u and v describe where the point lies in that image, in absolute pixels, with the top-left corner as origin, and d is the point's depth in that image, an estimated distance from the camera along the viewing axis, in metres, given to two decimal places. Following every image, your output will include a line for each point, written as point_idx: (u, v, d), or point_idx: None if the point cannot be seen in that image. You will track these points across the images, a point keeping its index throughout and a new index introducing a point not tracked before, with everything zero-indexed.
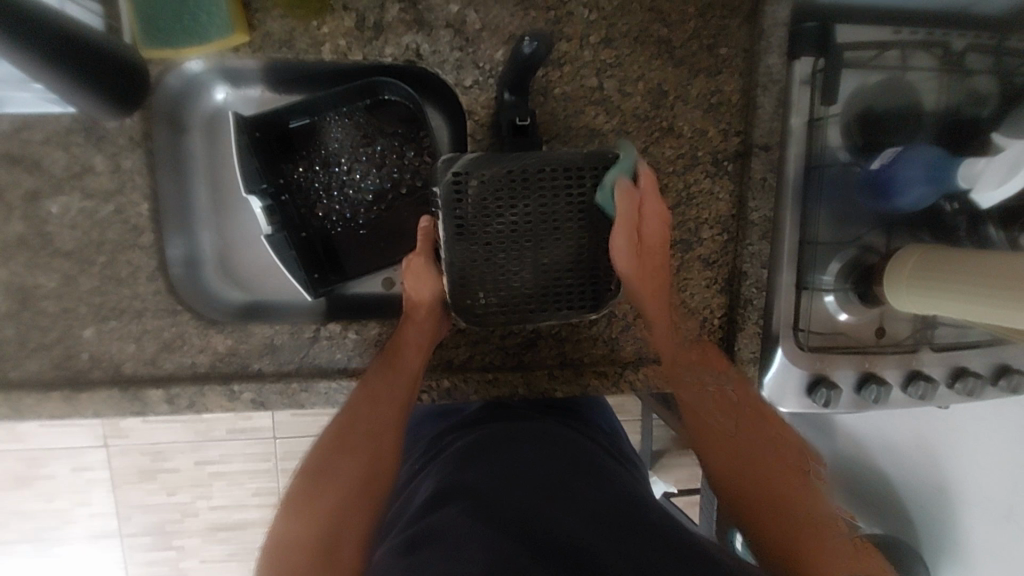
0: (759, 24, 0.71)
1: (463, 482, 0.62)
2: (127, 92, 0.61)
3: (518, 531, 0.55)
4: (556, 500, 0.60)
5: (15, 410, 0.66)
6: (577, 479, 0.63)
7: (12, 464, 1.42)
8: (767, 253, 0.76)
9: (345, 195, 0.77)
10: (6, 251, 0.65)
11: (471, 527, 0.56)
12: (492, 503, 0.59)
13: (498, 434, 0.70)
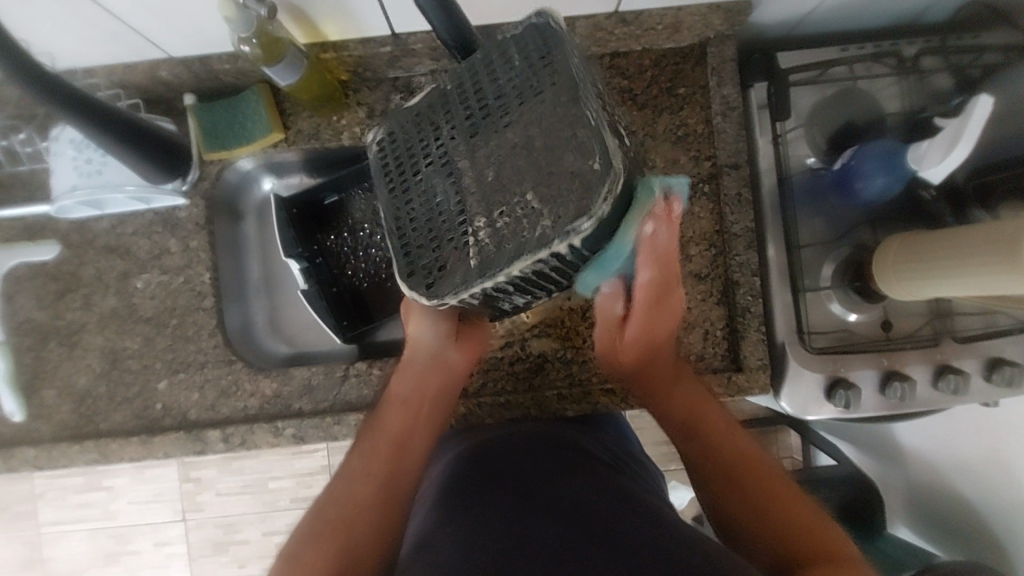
0: (708, 64, 0.80)
1: (456, 495, 0.66)
2: (174, 162, 0.75)
3: (511, 530, 0.58)
4: (538, 508, 0.61)
5: (105, 455, 0.79)
6: (570, 480, 0.66)
7: (103, 542, 1.55)
8: (755, 262, 0.80)
9: (371, 254, 0.89)
10: (102, 321, 0.81)
11: (457, 540, 0.59)
12: (479, 514, 0.62)
13: (491, 441, 0.74)
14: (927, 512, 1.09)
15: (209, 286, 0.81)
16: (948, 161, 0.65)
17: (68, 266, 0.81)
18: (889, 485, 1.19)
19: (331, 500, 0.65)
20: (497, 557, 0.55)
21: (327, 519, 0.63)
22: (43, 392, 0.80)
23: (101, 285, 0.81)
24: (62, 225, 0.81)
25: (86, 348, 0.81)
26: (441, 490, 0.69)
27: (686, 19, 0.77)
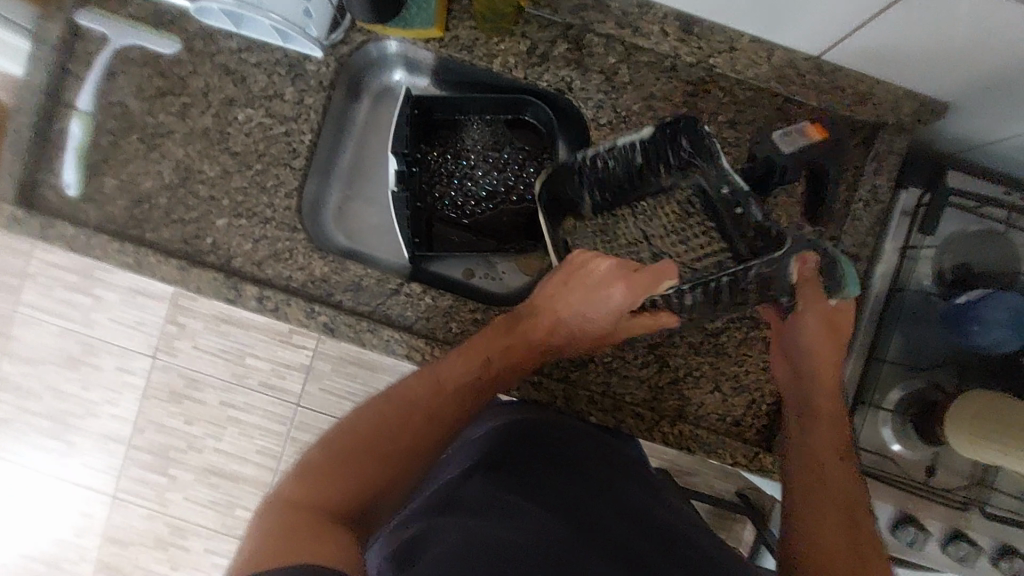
0: (873, 148, 0.77)
1: (510, 457, 0.67)
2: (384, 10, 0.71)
3: (567, 516, 0.59)
4: (597, 497, 0.63)
5: (137, 264, 0.77)
6: (621, 487, 0.67)
7: (72, 344, 1.53)
8: (846, 356, 0.77)
9: (464, 186, 0.86)
10: (189, 137, 0.78)
11: (519, 502, 0.60)
12: (539, 486, 0.63)
13: (538, 421, 0.73)
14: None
15: (305, 148, 0.78)
16: None
17: (180, 69, 0.78)
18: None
19: (374, 422, 0.64)
20: (555, 542, 0.54)
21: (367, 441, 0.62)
22: (104, 178, 0.78)
23: (204, 102, 0.78)
24: (192, 27, 0.78)
25: (163, 155, 0.78)
26: (483, 453, 0.69)
27: (879, 94, 0.74)
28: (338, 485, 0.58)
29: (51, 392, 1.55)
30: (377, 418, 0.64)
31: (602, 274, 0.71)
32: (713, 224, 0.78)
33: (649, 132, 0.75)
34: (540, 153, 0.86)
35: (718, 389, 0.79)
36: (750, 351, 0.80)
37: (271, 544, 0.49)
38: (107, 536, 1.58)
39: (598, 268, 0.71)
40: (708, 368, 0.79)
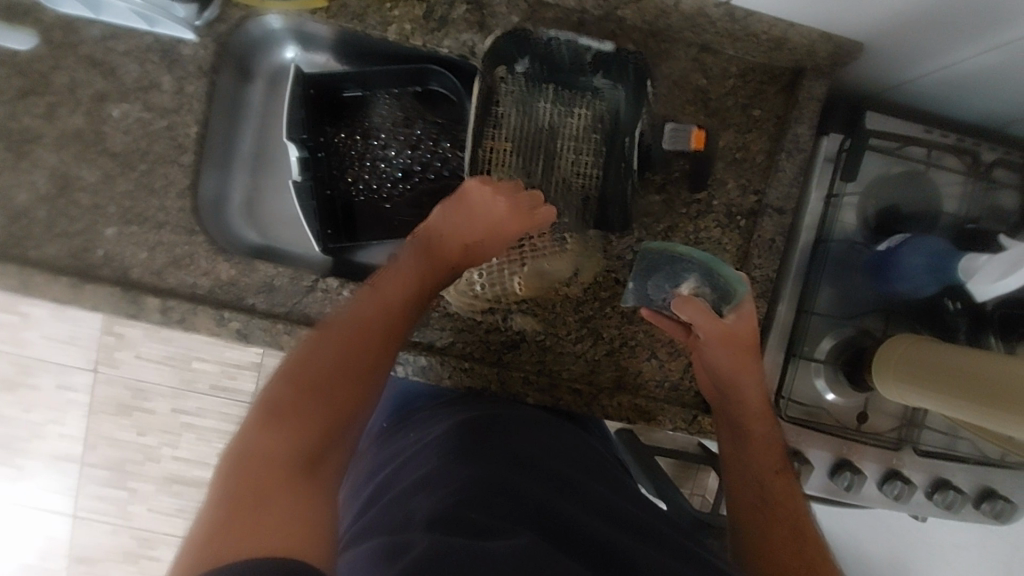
0: (795, 95, 0.75)
1: (470, 460, 0.60)
2: None
3: (539, 516, 0.53)
4: (568, 496, 0.58)
5: (23, 285, 0.71)
6: (588, 484, 0.63)
7: (4, 366, 1.45)
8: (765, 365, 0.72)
9: (377, 168, 0.81)
10: (61, 140, 0.71)
11: (487, 507, 0.53)
12: (509, 486, 0.56)
13: (496, 420, 0.69)
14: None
15: (192, 141, 0.71)
16: (1005, 282, 0.62)
17: (40, 65, 0.70)
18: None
19: (302, 379, 0.54)
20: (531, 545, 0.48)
21: (303, 405, 0.52)
22: None
23: (71, 99, 0.70)
24: (47, 17, 0.70)
25: (35, 163, 0.71)
26: (439, 455, 0.62)
27: (793, 40, 0.70)
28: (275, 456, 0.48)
29: None
30: (318, 360, 0.56)
31: (496, 211, 0.67)
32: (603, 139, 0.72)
33: (609, 50, 0.69)
34: (455, 129, 0.81)
35: (654, 358, 0.78)
36: None
37: (229, 533, 0.41)
38: (75, 557, 1.54)
39: (492, 209, 0.67)
40: (643, 336, 0.78)
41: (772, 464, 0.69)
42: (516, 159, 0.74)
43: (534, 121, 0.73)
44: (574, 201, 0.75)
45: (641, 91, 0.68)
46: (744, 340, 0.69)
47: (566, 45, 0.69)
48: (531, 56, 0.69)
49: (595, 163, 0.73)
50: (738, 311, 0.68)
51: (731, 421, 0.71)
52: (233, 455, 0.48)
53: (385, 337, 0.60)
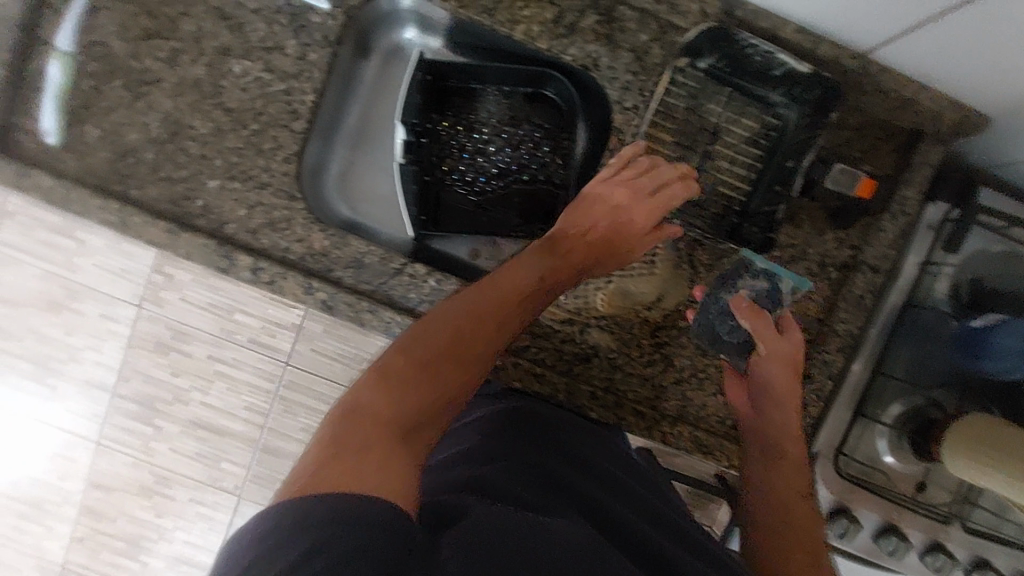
0: (910, 157, 0.74)
1: (519, 440, 0.61)
2: None
3: (584, 506, 0.55)
4: (609, 493, 0.59)
5: (122, 224, 0.71)
6: (626, 482, 0.64)
7: (53, 288, 1.48)
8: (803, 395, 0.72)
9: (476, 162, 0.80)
10: (180, 87, 0.71)
11: (536, 488, 0.54)
12: (555, 474, 0.57)
13: (528, 409, 0.69)
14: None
15: (306, 109, 0.72)
16: None
17: (169, 9, 0.70)
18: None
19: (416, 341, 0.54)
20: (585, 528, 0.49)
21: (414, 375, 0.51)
22: (86, 128, 0.72)
23: (195, 48, 0.71)
24: None
25: (151, 106, 0.72)
26: (485, 432, 0.63)
27: (922, 104, 0.69)
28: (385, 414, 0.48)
29: (32, 335, 1.50)
30: (437, 322, 0.56)
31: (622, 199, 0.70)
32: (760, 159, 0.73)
33: (804, 71, 0.68)
34: (559, 136, 0.80)
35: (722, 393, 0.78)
36: None
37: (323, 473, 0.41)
38: (92, 482, 1.57)
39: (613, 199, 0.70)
40: (713, 371, 0.78)
41: (794, 483, 0.69)
42: (671, 158, 0.74)
43: (698, 124, 0.73)
44: (715, 204, 0.75)
45: (820, 117, 0.69)
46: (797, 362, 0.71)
47: (758, 53, 0.69)
48: (720, 53, 0.69)
49: (745, 176, 0.74)
50: (789, 329, 0.71)
51: (763, 437, 0.71)
52: (339, 412, 0.47)
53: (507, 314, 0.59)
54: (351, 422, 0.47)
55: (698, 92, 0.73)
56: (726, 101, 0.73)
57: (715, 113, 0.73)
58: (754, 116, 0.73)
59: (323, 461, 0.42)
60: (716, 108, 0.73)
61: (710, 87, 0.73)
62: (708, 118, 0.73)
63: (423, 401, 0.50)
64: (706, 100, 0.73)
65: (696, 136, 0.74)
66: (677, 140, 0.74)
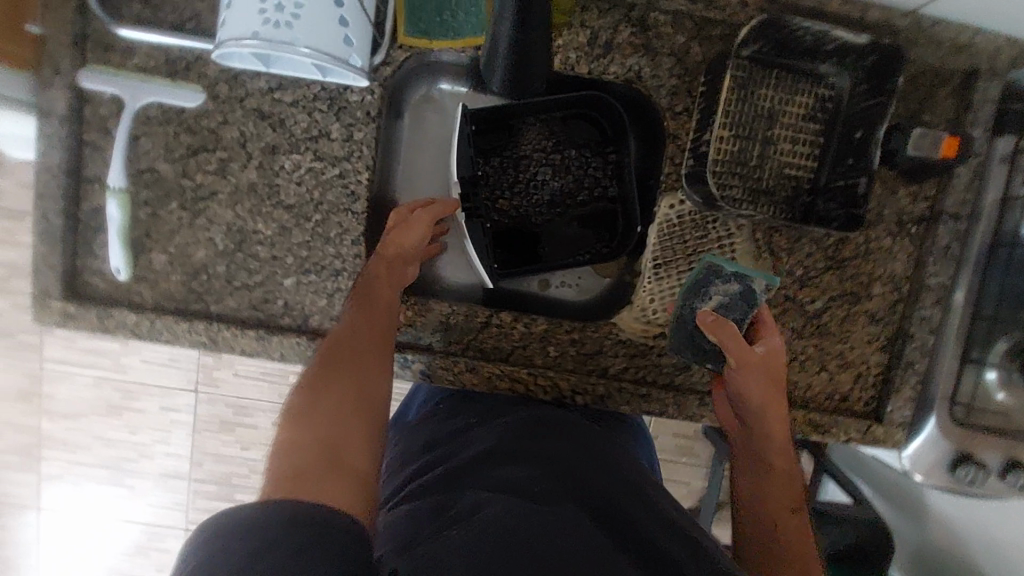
0: (968, 98, 0.73)
1: (536, 444, 0.60)
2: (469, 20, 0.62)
3: (593, 505, 0.53)
4: (633, 494, 0.56)
5: (214, 340, 0.72)
6: (646, 488, 0.58)
7: (108, 392, 1.44)
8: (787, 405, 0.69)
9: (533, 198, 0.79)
10: (236, 196, 0.71)
11: (544, 486, 0.53)
12: (570, 471, 0.56)
13: (542, 414, 0.68)
14: (913, 563, 1.10)
15: (363, 188, 0.71)
16: None
17: (208, 121, 0.70)
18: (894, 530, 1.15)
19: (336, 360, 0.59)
20: (576, 523, 0.49)
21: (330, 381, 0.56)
22: (153, 255, 0.71)
23: (243, 154, 0.70)
24: (211, 71, 0.69)
25: (211, 220, 0.71)
26: (504, 434, 0.63)
27: (978, 44, 0.71)
28: (308, 426, 0.51)
29: (98, 442, 1.47)
30: (351, 341, 0.61)
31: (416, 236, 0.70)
32: (821, 134, 0.72)
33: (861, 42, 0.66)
34: (608, 153, 0.78)
35: (824, 370, 0.78)
36: (854, 327, 0.78)
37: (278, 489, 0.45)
38: None
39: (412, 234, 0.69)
40: (812, 351, 0.78)
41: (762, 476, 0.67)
42: (734, 149, 0.72)
43: (753, 111, 0.71)
44: (785, 187, 0.73)
45: (883, 84, 0.67)
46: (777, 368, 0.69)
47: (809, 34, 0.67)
48: (767, 39, 0.68)
49: (809, 153, 0.72)
50: (765, 338, 0.69)
51: (758, 446, 0.68)
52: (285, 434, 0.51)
53: (377, 330, 0.63)
54: (312, 430, 0.51)
55: (749, 79, 0.71)
56: (778, 83, 0.71)
57: (768, 96, 0.71)
58: (807, 93, 0.72)
59: (285, 458, 0.48)
60: (769, 91, 0.71)
61: (760, 72, 0.71)
62: (763, 102, 0.71)
63: (330, 416, 0.53)
64: (759, 85, 0.71)
65: (756, 121, 0.72)
66: (736, 130, 0.71)
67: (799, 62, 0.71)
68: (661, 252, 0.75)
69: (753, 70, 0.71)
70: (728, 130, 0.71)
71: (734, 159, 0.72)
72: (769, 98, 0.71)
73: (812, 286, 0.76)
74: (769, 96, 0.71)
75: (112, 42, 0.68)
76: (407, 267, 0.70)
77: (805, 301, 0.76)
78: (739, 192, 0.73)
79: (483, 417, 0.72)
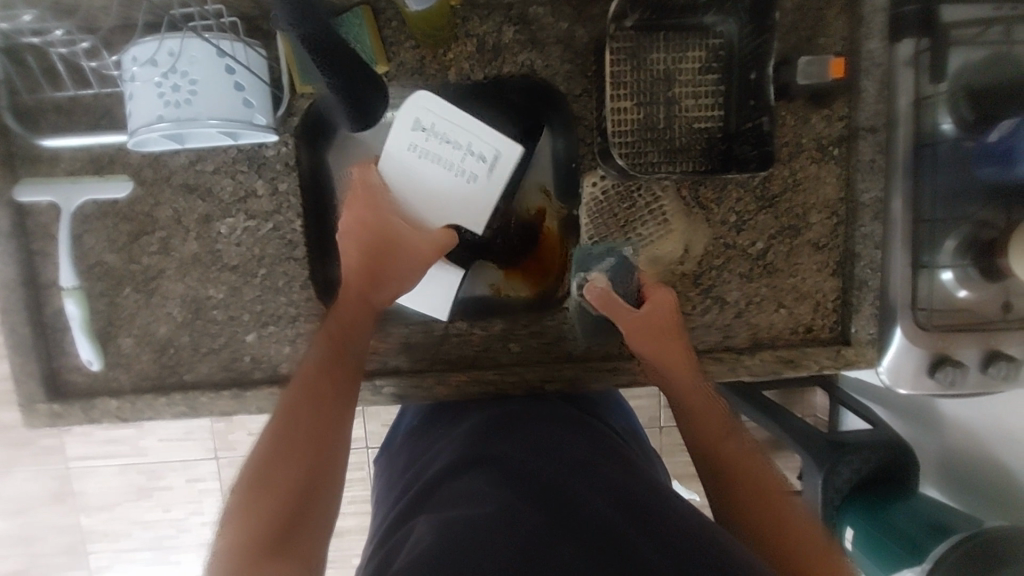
0: (858, 12, 0.73)
1: (497, 451, 0.60)
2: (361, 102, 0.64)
3: (556, 514, 0.50)
4: (588, 475, 0.56)
5: (192, 408, 0.75)
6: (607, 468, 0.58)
7: (134, 476, 1.49)
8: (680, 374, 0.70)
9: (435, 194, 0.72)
10: (183, 268, 0.74)
11: (496, 490, 0.53)
12: (528, 473, 0.56)
13: (511, 415, 0.69)
14: (945, 475, 1.08)
15: (300, 234, 0.74)
16: None
17: (142, 205, 0.73)
18: (919, 447, 1.14)
19: (295, 410, 0.59)
20: (525, 531, 0.48)
21: (288, 444, 0.57)
22: (120, 340, 0.75)
23: (180, 228, 0.74)
24: (134, 158, 0.72)
25: (166, 296, 0.75)
26: (475, 439, 0.63)
27: None
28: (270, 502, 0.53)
29: (137, 526, 1.51)
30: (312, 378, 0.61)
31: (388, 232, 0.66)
32: (721, 82, 0.74)
33: None
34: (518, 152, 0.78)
35: (783, 306, 0.79)
36: (801, 259, 0.79)
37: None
38: None
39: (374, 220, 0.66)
40: (766, 291, 0.79)
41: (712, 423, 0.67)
42: (639, 116, 0.74)
43: (648, 76, 0.73)
44: (698, 141, 0.75)
45: (764, 20, 0.68)
46: (668, 320, 0.70)
47: None
48: (644, 6, 0.70)
49: (713, 103, 0.74)
50: (653, 297, 0.70)
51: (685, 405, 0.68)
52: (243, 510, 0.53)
53: (341, 371, 0.63)
54: (268, 517, 0.52)
55: (637, 46, 0.73)
56: (667, 44, 0.73)
57: (660, 58, 0.74)
58: (701, 47, 0.74)
59: (242, 543, 0.51)
60: (660, 53, 0.73)
61: (645, 36, 0.73)
62: (656, 65, 0.74)
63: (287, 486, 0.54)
64: (648, 50, 0.73)
65: (655, 86, 0.74)
66: (635, 97, 0.73)
67: (683, 19, 0.73)
68: (595, 230, 0.77)
69: (637, 37, 0.73)
70: (628, 100, 0.73)
71: (642, 126, 0.74)
72: (661, 60, 0.74)
73: (749, 228, 0.77)
74: (661, 58, 0.74)
75: (37, 153, 0.72)
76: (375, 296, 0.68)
77: (746, 245, 0.78)
78: (656, 156, 0.75)
79: (451, 421, 0.72)
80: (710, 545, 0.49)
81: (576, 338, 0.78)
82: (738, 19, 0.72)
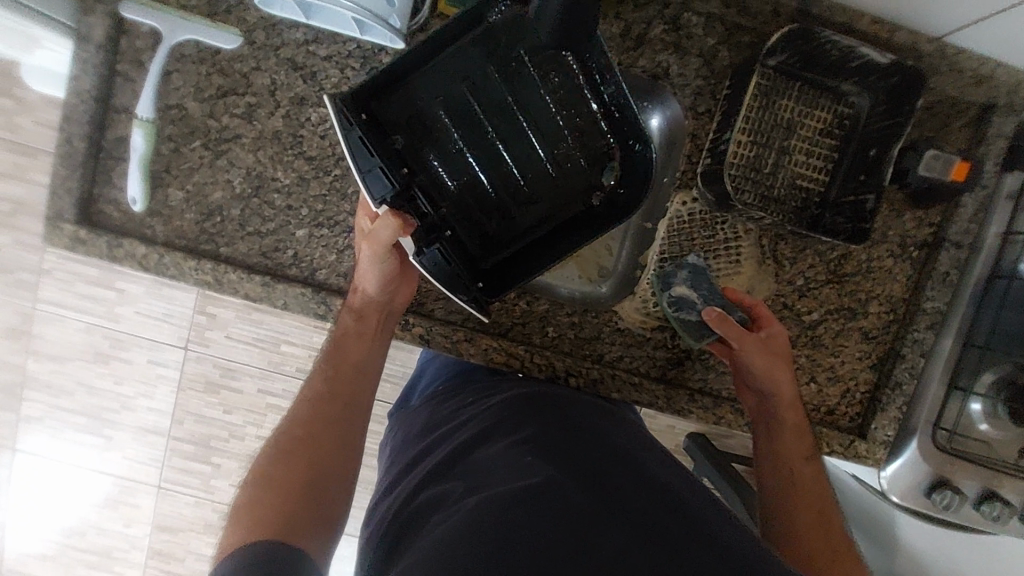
0: (982, 130, 0.75)
1: (537, 427, 0.64)
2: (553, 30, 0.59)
3: (597, 496, 0.54)
4: (624, 463, 0.59)
5: (219, 282, 0.72)
6: (638, 455, 0.62)
7: (97, 340, 1.30)
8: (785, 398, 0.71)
9: (467, 177, 0.68)
10: (259, 141, 0.72)
11: (538, 465, 0.57)
12: (566, 454, 0.59)
13: (542, 390, 0.72)
14: None
15: None
16: None
17: (242, 65, 0.71)
18: None
19: (314, 404, 0.63)
20: (567, 508, 0.52)
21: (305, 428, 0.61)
22: (170, 191, 0.72)
23: (271, 101, 0.71)
24: (251, 16, 0.70)
25: (231, 162, 0.72)
26: (512, 412, 0.67)
27: (997, 78, 0.71)
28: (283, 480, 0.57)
29: (82, 388, 1.32)
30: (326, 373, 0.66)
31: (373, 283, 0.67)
32: (836, 151, 0.75)
33: (884, 63, 0.68)
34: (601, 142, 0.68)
35: (815, 381, 0.80)
36: (847, 341, 0.79)
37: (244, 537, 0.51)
38: (157, 525, 1.39)
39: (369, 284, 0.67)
40: (804, 361, 0.79)
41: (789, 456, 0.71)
42: (751, 153, 0.73)
43: (772, 119, 0.74)
44: (795, 197, 0.75)
45: (904, 106, 0.69)
46: (779, 349, 0.70)
47: (838, 50, 0.69)
48: (796, 50, 0.69)
49: (823, 166, 0.75)
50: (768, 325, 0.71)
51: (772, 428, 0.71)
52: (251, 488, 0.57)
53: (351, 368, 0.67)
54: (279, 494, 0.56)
55: (772, 88, 0.73)
56: (801, 97, 0.74)
57: (788, 107, 0.74)
58: (831, 110, 0.74)
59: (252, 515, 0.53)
60: (790, 102, 0.74)
61: (785, 80, 0.73)
62: (784, 112, 0.74)
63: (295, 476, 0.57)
64: (781, 95, 0.73)
65: (774, 131, 0.74)
66: (752, 134, 0.73)
67: (824, 76, 0.73)
68: (668, 246, 0.77)
69: (777, 78, 0.73)
70: (745, 135, 0.73)
71: (747, 164, 0.74)
72: (788, 109, 0.74)
73: (811, 297, 0.78)
74: (790, 106, 0.74)
75: None
76: (369, 339, 0.68)
77: (802, 311, 0.78)
78: (752, 197, 0.74)
79: (485, 394, 0.75)
80: (749, 546, 0.52)
81: (614, 343, 0.78)
82: (878, 95, 0.72)
